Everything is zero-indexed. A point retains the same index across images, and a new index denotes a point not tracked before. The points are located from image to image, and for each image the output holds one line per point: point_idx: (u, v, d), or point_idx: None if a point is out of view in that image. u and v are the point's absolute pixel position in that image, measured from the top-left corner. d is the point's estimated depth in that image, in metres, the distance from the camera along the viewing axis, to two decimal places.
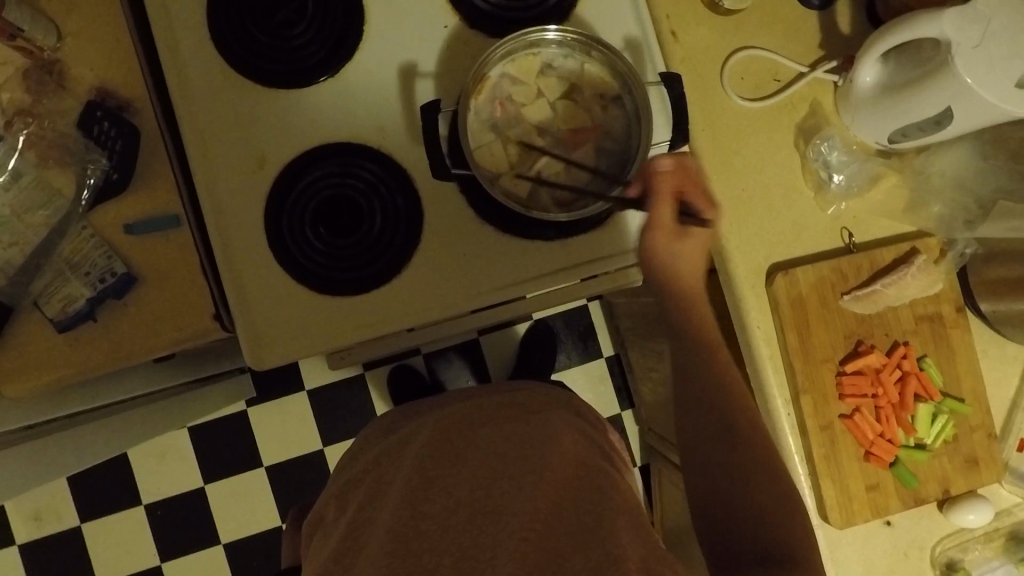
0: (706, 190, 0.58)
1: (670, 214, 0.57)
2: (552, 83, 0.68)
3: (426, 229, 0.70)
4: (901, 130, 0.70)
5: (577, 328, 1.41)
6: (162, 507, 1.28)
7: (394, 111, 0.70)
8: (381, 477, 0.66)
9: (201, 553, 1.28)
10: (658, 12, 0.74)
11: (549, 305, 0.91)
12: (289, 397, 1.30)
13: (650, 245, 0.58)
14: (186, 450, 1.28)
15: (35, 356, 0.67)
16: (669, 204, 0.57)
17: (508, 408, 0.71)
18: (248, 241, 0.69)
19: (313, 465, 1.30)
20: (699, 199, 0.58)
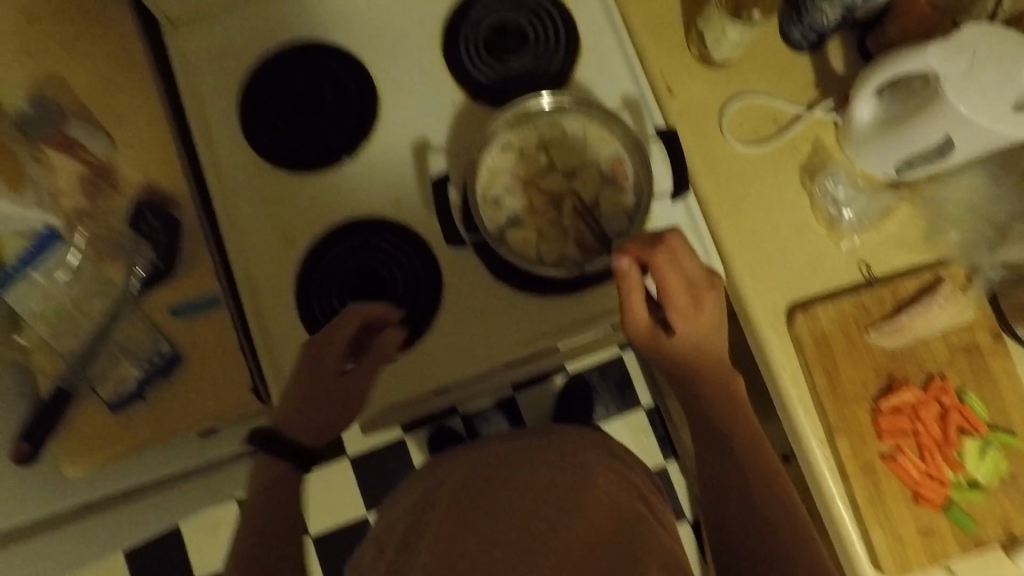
0: (672, 265, 0.62)
1: (639, 304, 0.63)
2: (554, 143, 0.70)
3: (445, 293, 0.73)
4: (907, 160, 0.70)
5: (614, 377, 1.40)
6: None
7: (408, 185, 0.75)
8: (415, 521, 0.65)
9: None
10: (653, 70, 0.78)
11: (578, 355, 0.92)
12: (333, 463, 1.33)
13: (635, 334, 0.65)
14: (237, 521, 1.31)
15: (91, 437, 0.72)
16: (635, 295, 0.62)
17: (544, 447, 0.69)
18: (282, 316, 0.73)
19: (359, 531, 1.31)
20: (680, 299, 0.63)
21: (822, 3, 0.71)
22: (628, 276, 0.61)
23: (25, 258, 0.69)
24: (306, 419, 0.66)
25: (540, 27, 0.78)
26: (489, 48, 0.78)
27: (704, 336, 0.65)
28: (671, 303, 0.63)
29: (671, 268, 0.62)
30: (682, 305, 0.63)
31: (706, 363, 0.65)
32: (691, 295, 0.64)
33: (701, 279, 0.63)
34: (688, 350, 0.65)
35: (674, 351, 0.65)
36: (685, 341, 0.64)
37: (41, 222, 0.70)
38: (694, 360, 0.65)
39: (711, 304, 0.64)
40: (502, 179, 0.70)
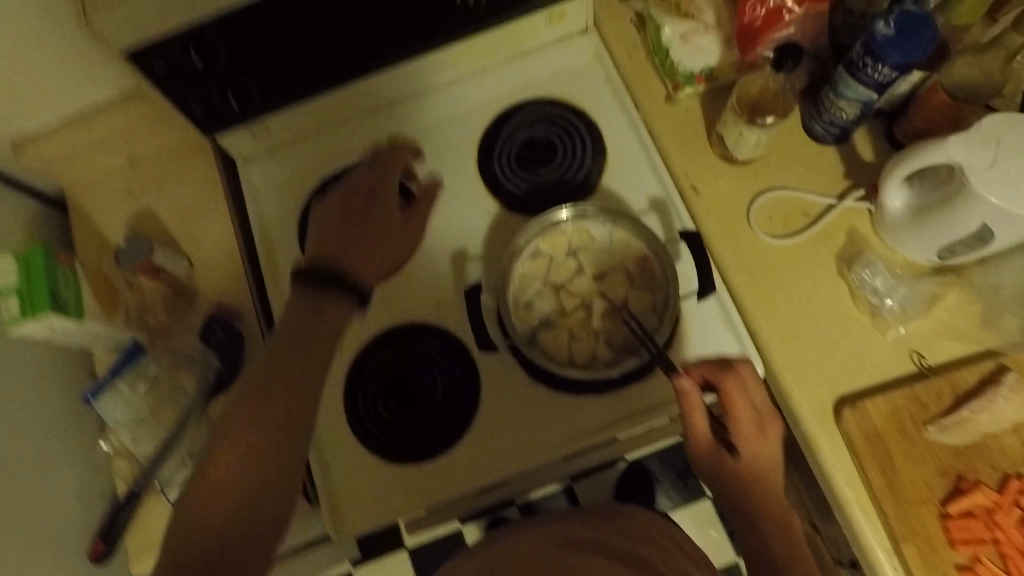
0: (735, 389, 0.64)
1: (700, 422, 0.63)
2: (582, 247, 0.74)
3: (483, 394, 0.76)
4: (948, 247, 0.68)
5: (675, 466, 1.35)
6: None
7: (447, 292, 0.81)
8: None
9: None
10: (678, 170, 0.81)
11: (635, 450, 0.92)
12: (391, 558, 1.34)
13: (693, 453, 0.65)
14: None
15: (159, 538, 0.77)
16: (698, 413, 0.63)
17: (592, 554, 0.65)
18: (331, 419, 0.78)
19: None
20: (745, 426, 0.64)
21: (839, 103, 0.71)
22: (688, 393, 0.63)
23: (112, 370, 0.78)
24: (353, 257, 0.64)
25: (568, 139, 0.84)
26: (521, 161, 0.84)
27: (765, 467, 0.64)
28: (737, 429, 0.64)
29: (739, 396, 0.64)
30: (747, 433, 0.64)
31: (767, 492, 0.64)
32: (758, 426, 0.64)
33: (769, 411, 0.64)
34: (748, 478, 0.64)
35: (734, 476, 0.64)
36: (746, 469, 0.64)
37: (128, 337, 0.80)
38: (756, 491, 0.64)
39: (777, 438, 0.64)
40: (533, 283, 0.73)
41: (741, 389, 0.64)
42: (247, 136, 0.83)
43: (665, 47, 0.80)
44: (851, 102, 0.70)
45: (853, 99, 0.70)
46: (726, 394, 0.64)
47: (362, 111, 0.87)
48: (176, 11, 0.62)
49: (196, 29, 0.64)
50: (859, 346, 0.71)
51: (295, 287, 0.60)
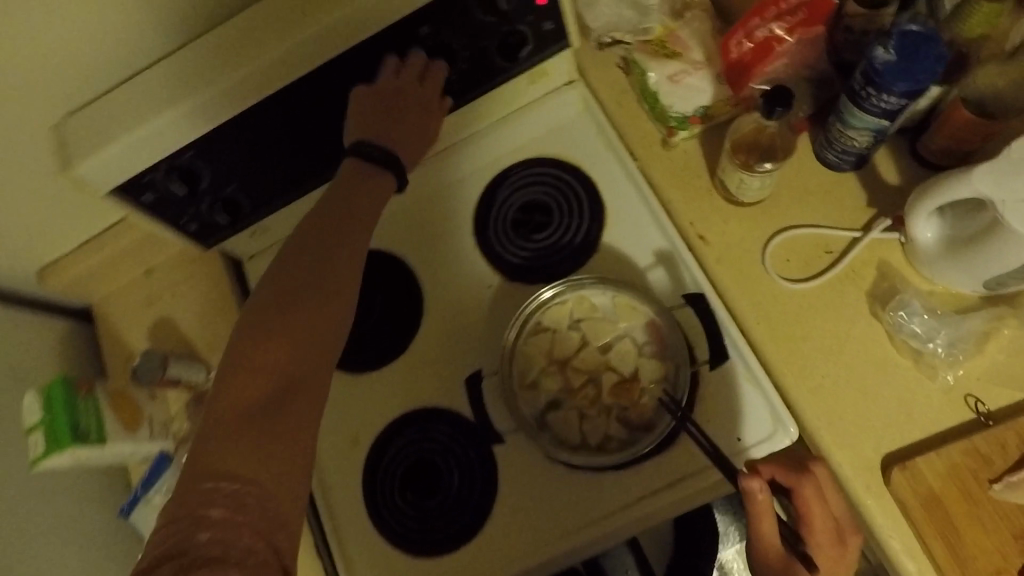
0: (813, 497, 0.59)
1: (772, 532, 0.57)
2: (584, 319, 0.70)
3: (502, 479, 0.73)
4: (995, 279, 0.60)
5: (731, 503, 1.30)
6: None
7: (456, 372, 0.79)
8: None
9: None
10: (683, 218, 0.76)
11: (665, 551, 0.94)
12: None
13: (761, 564, 0.59)
14: None
15: None
16: (770, 521, 0.57)
17: None
18: (353, 515, 0.77)
19: None
20: (823, 535, 0.59)
21: (848, 132, 0.65)
22: (760, 497, 0.56)
23: (144, 482, 0.81)
24: (397, 138, 0.70)
25: (562, 199, 0.81)
26: (517, 228, 0.81)
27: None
28: (813, 539, 0.59)
29: (817, 504, 0.60)
30: (823, 544, 0.59)
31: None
32: (835, 537, 0.60)
33: (848, 521, 0.60)
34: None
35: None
36: None
37: (157, 449, 0.82)
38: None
39: (853, 553, 0.60)
40: (538, 363, 0.70)
41: (819, 496, 0.60)
42: (245, 237, 0.84)
43: (653, 91, 0.76)
44: (861, 130, 0.64)
45: (862, 127, 0.64)
46: (802, 501, 0.60)
47: None
48: (152, 148, 0.63)
49: (174, 156, 0.66)
50: (903, 396, 0.64)
51: (351, 161, 0.68)
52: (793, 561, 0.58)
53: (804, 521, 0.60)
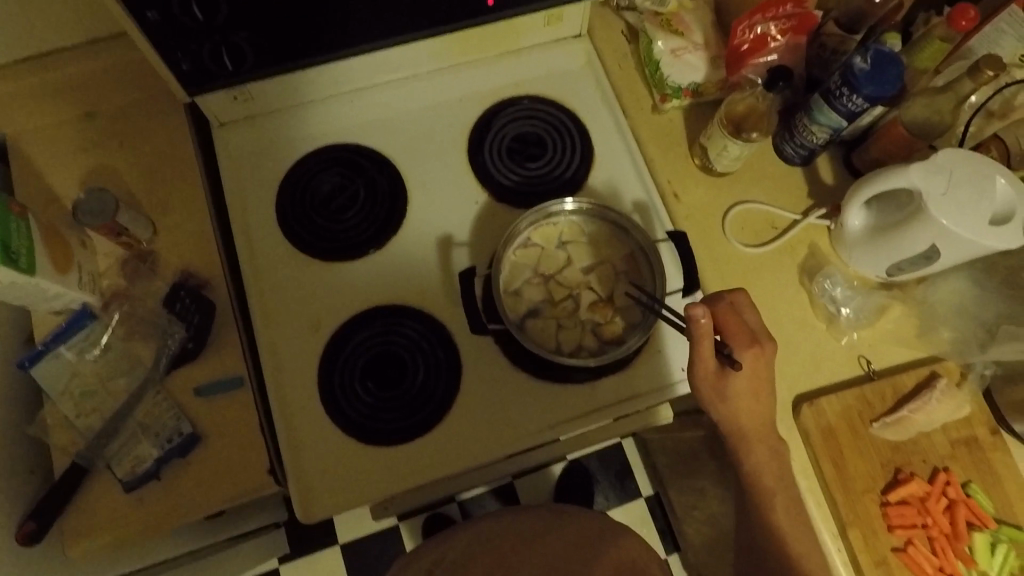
0: (732, 315, 0.66)
1: (708, 347, 0.63)
2: (573, 242, 0.77)
3: (464, 382, 0.76)
4: (897, 265, 0.76)
5: (613, 467, 1.53)
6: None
7: (435, 276, 0.80)
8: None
9: None
10: (660, 175, 0.85)
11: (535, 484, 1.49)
12: (326, 550, 1.44)
13: (700, 379, 0.65)
14: None
15: (103, 518, 0.69)
16: (706, 339, 0.63)
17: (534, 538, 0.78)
18: (305, 398, 0.75)
19: None
20: (740, 341, 0.65)
21: (812, 128, 0.79)
22: (702, 321, 0.61)
23: (58, 333, 0.71)
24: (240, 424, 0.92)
25: (558, 138, 0.86)
26: (511, 154, 0.85)
27: (758, 376, 0.65)
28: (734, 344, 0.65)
29: (733, 317, 0.66)
30: (743, 347, 0.65)
31: (755, 404, 0.66)
32: (749, 340, 0.65)
33: (763, 327, 0.65)
34: (747, 391, 0.65)
35: (734, 391, 0.65)
36: (748, 384, 0.65)
37: (78, 301, 0.73)
38: (754, 405, 0.66)
39: (769, 352, 0.66)
40: (523, 272, 0.75)
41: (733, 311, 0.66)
42: (226, 100, 0.80)
43: (656, 59, 0.85)
44: (822, 127, 0.78)
45: (825, 124, 0.77)
46: (720, 317, 0.67)
47: (349, 88, 0.85)
48: None
49: None
50: (816, 349, 0.78)
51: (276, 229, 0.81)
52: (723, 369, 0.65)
53: (724, 334, 0.66)
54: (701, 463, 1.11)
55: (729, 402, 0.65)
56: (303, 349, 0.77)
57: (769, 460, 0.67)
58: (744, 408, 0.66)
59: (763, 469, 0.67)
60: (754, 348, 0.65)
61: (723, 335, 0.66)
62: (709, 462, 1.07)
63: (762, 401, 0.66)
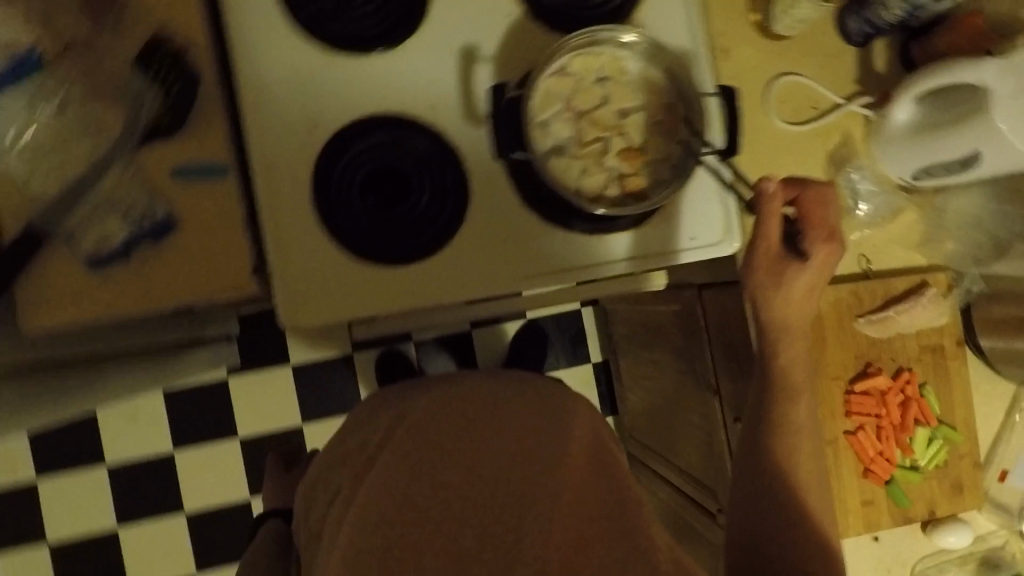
0: (816, 206, 0.66)
1: (775, 226, 0.65)
2: (612, 79, 0.69)
3: (470, 210, 0.71)
4: (927, 168, 0.74)
5: (569, 332, 1.56)
6: (127, 471, 1.39)
7: (452, 91, 0.71)
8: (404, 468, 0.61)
9: (165, 519, 1.40)
10: (713, 26, 0.77)
11: (488, 337, 1.53)
12: (277, 369, 1.45)
13: (757, 260, 0.66)
14: (161, 414, 1.41)
15: (61, 292, 0.63)
16: (775, 217, 0.65)
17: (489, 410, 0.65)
18: (296, 201, 0.68)
19: (291, 438, 1.44)
20: (814, 232, 0.65)
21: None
22: (772, 197, 0.64)
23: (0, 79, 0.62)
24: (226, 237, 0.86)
25: None
26: None
27: (820, 273, 0.66)
28: (807, 233, 0.66)
29: (816, 210, 0.66)
30: (816, 241, 0.66)
31: (806, 302, 0.67)
32: (825, 235, 0.66)
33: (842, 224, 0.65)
34: (804, 285, 0.66)
35: (789, 279, 0.66)
36: (806, 277, 0.66)
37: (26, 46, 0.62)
38: (806, 302, 0.67)
39: (838, 253, 0.66)
40: (555, 103, 0.68)
41: (818, 201, 0.66)
42: None
43: None
44: (902, 2, 0.73)
45: None
46: (802, 206, 0.66)
47: None
48: None
49: None
50: None
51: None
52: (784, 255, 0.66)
53: (801, 224, 0.66)
54: (667, 337, 1.14)
55: (782, 289, 0.66)
56: (297, 148, 0.68)
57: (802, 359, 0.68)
58: (794, 302, 0.66)
59: (796, 367, 0.67)
60: (825, 243, 0.65)
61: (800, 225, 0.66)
62: (676, 338, 1.10)
63: (813, 302, 0.67)
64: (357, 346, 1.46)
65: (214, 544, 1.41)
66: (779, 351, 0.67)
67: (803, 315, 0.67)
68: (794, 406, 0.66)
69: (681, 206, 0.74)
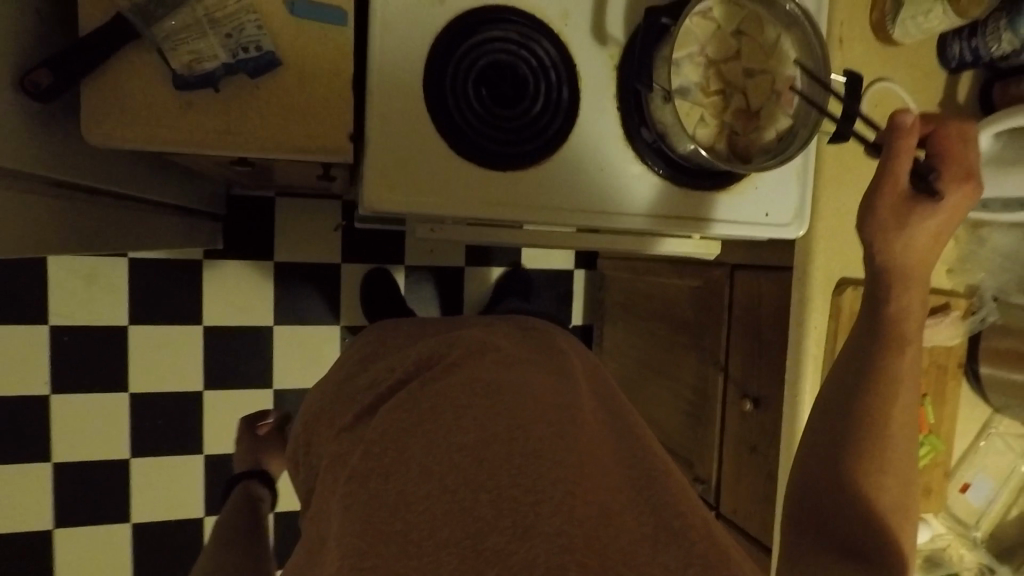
0: (957, 144, 0.63)
1: (905, 167, 0.61)
2: (748, 36, 0.69)
3: (575, 131, 0.69)
4: (984, 202, 0.80)
5: (558, 290, 1.56)
6: (70, 334, 1.27)
7: (585, 4, 0.68)
8: (405, 430, 0.57)
9: (106, 396, 1.30)
10: (832, 15, 0.78)
11: (481, 278, 1.49)
12: (257, 263, 1.35)
13: (882, 202, 0.62)
14: (121, 283, 1.29)
15: (136, 105, 0.57)
16: (907, 157, 0.61)
17: (496, 371, 0.62)
18: (406, 76, 0.64)
19: (259, 337, 1.36)
20: (951, 172, 0.62)
21: (1003, 33, 0.74)
22: (910, 131, 0.60)
23: None
24: None
25: None
26: None
27: (950, 217, 0.62)
28: (944, 172, 0.62)
29: (955, 148, 0.63)
30: (952, 179, 0.62)
31: (927, 248, 0.64)
32: (961, 175, 0.62)
33: (981, 165, 0.62)
34: (930, 230, 0.62)
35: (918, 221, 0.62)
36: (934, 221, 0.62)
37: None
38: (930, 246, 0.63)
39: (972, 195, 0.62)
40: (691, 45, 0.67)
41: (958, 138, 0.63)
42: None
43: None
44: (1014, 37, 0.74)
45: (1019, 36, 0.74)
46: (939, 142, 0.63)
47: None
48: None
49: None
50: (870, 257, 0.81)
51: None
52: (913, 196, 0.62)
53: (936, 161, 0.63)
54: (674, 311, 1.16)
55: (907, 231, 0.62)
56: (418, 19, 0.64)
57: (915, 308, 0.65)
58: (914, 250, 0.63)
59: (907, 319, 0.65)
60: (960, 185, 0.62)
61: (934, 163, 0.63)
62: (686, 313, 1.12)
63: (935, 250, 0.64)
64: (348, 256, 1.39)
65: (155, 433, 1.33)
66: (890, 299, 0.65)
67: (925, 263, 0.64)
68: (894, 364, 0.65)
69: (770, 179, 0.75)
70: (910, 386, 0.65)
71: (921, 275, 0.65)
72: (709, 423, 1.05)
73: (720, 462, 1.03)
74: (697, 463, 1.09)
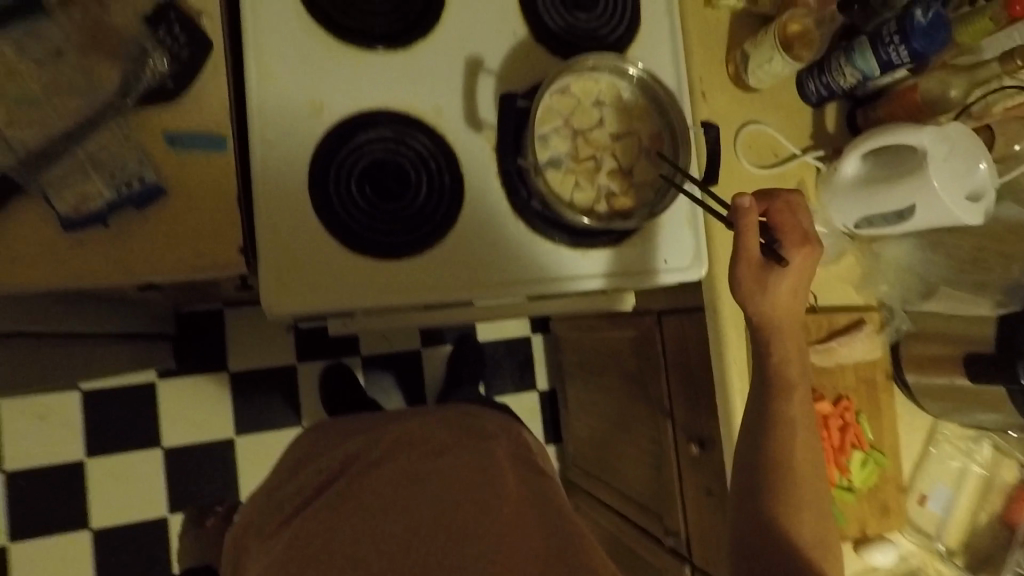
0: (787, 214, 0.69)
1: (752, 244, 0.66)
2: (609, 104, 0.75)
3: (463, 212, 0.73)
4: (868, 218, 0.82)
5: (518, 358, 1.56)
6: (27, 475, 1.26)
7: (456, 97, 0.74)
8: (331, 525, 0.59)
9: (67, 535, 1.27)
10: (692, 73, 0.85)
11: (438, 359, 1.50)
12: (210, 376, 1.36)
13: (742, 275, 0.68)
14: (74, 417, 1.29)
15: (30, 250, 0.60)
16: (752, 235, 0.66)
17: (422, 453, 0.64)
18: (292, 184, 0.68)
19: (219, 451, 1.35)
20: (792, 238, 0.68)
21: (845, 69, 0.81)
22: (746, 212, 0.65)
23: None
24: None
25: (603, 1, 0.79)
26: None
27: (803, 275, 0.67)
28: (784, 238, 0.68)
29: (787, 218, 0.69)
30: (792, 245, 0.68)
31: (793, 302, 0.69)
32: (801, 238, 0.68)
33: (815, 226, 0.68)
34: (789, 287, 0.68)
35: (777, 284, 0.67)
36: (789, 279, 0.67)
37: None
38: (790, 304, 0.68)
39: (815, 253, 0.68)
40: (555, 120, 0.73)
41: (788, 208, 0.70)
42: None
43: None
44: (855, 70, 0.81)
45: (859, 68, 0.80)
46: (774, 216, 0.70)
47: None
48: None
49: None
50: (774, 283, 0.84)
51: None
52: (767, 264, 0.67)
53: (775, 231, 0.69)
54: (621, 362, 1.18)
55: (770, 292, 0.67)
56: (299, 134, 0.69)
57: (794, 362, 0.70)
58: (780, 309, 0.68)
59: (791, 377, 0.69)
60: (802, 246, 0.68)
61: (775, 234, 0.69)
62: (631, 363, 1.14)
63: (800, 302, 0.69)
64: (302, 356, 1.40)
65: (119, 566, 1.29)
66: (772, 349, 0.70)
67: (796, 316, 0.69)
68: (786, 418, 0.69)
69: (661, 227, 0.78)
70: (807, 437, 0.69)
71: (793, 325, 0.70)
72: (667, 471, 1.04)
73: (685, 511, 1.01)
74: (666, 514, 1.07)
